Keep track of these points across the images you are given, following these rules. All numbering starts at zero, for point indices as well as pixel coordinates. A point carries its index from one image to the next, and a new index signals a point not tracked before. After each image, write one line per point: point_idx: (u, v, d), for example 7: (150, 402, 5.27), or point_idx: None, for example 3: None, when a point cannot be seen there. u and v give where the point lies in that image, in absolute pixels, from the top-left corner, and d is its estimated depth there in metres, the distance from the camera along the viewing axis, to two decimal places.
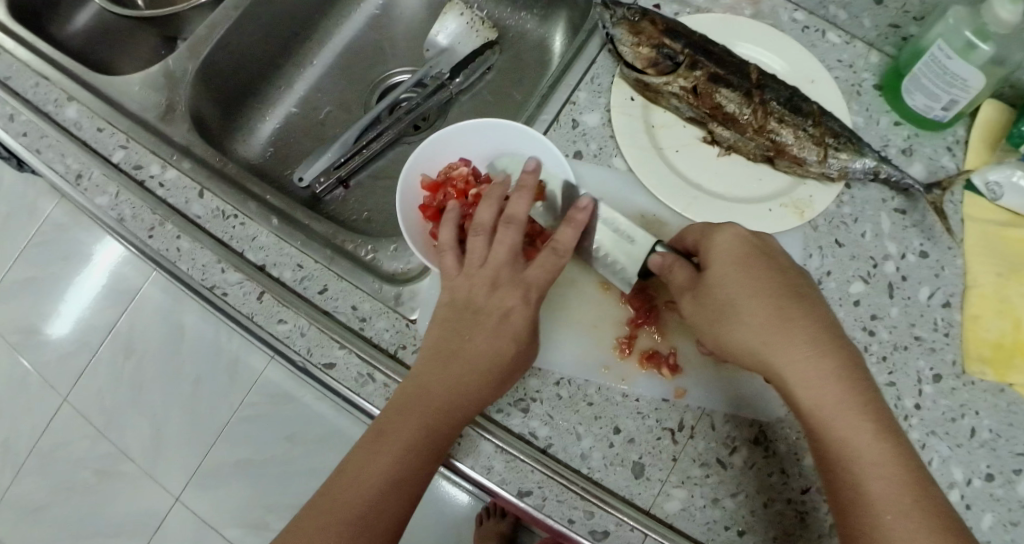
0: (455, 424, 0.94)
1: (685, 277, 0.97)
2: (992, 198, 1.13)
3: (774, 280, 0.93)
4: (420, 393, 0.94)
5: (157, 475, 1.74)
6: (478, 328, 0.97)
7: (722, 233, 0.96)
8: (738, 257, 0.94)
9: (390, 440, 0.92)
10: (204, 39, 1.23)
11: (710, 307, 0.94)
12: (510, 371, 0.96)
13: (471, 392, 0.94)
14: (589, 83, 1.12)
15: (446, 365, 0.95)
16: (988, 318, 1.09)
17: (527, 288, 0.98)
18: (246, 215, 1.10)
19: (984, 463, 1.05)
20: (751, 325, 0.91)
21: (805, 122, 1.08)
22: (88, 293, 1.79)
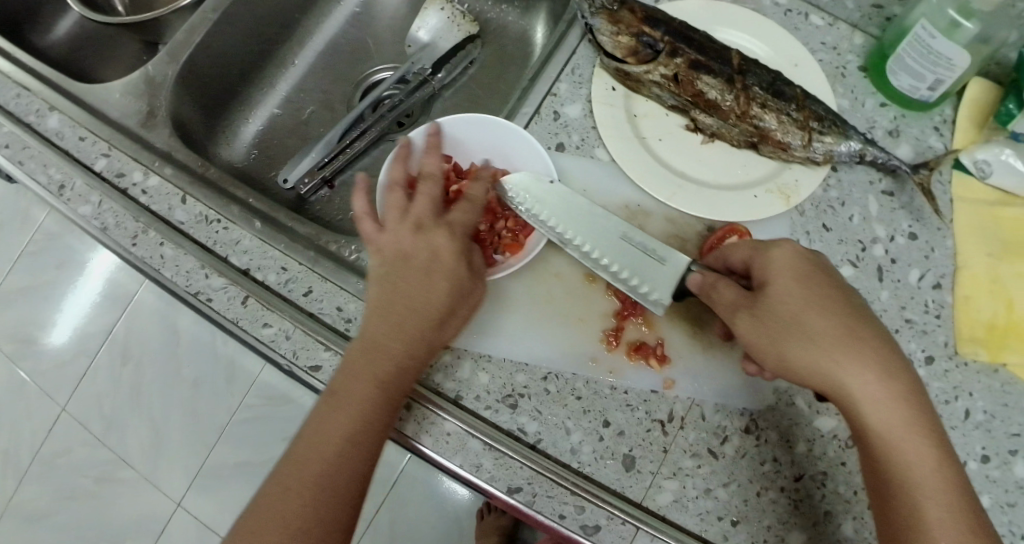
0: (403, 372, 0.93)
1: (739, 291, 0.93)
2: (982, 176, 1.12)
3: (832, 298, 0.91)
4: (370, 351, 0.93)
5: (158, 480, 1.75)
6: (411, 273, 0.97)
7: (779, 249, 0.93)
8: (803, 274, 0.91)
9: (342, 401, 0.91)
10: (183, 43, 1.22)
11: (773, 326, 0.89)
12: (449, 310, 0.96)
13: (411, 336, 0.94)
14: (570, 74, 1.10)
15: (390, 318, 0.94)
16: (980, 298, 1.08)
17: (450, 228, 1.00)
18: (229, 219, 1.09)
19: (979, 445, 1.04)
20: (824, 346, 0.88)
21: (789, 106, 1.07)
22: (91, 300, 1.79)
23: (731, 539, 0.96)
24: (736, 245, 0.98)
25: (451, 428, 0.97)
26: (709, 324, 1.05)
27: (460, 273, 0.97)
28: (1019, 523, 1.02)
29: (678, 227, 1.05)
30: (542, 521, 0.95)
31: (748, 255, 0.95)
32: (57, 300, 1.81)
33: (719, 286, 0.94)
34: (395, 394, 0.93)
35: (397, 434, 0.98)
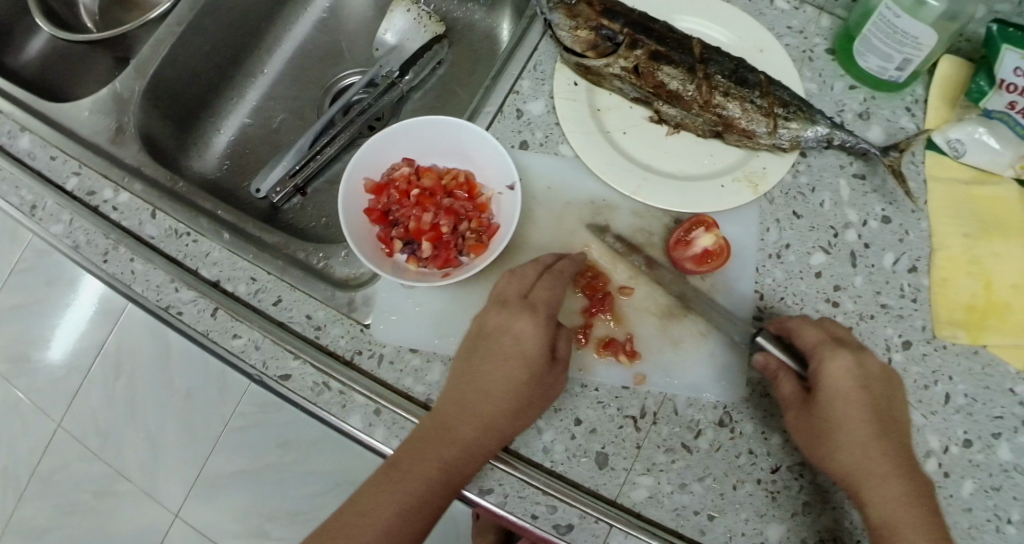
0: (469, 457, 0.91)
1: (790, 386, 0.94)
2: (956, 155, 1.10)
3: (880, 407, 0.90)
4: (441, 433, 0.91)
5: (156, 493, 1.74)
6: (491, 355, 0.94)
7: (841, 356, 0.91)
8: (850, 382, 0.90)
9: (402, 477, 0.89)
10: (150, 57, 1.21)
11: (814, 429, 0.91)
12: (527, 399, 0.92)
13: (488, 421, 0.91)
14: (533, 70, 1.10)
15: (469, 404, 0.92)
16: (958, 280, 1.06)
17: (535, 309, 0.95)
18: (198, 231, 1.09)
19: (961, 429, 1.03)
20: (852, 458, 0.89)
21: (752, 93, 1.06)
22: (83, 316, 1.76)
23: (709, 533, 0.95)
24: (806, 327, 0.94)
25: None
26: (679, 316, 1.03)
27: (544, 361, 0.93)
28: (1004, 506, 1.00)
29: (644, 220, 1.05)
30: (516, 522, 0.95)
31: (814, 347, 0.92)
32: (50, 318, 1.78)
33: (780, 375, 0.95)
34: (459, 479, 0.90)
35: (369, 440, 0.98)
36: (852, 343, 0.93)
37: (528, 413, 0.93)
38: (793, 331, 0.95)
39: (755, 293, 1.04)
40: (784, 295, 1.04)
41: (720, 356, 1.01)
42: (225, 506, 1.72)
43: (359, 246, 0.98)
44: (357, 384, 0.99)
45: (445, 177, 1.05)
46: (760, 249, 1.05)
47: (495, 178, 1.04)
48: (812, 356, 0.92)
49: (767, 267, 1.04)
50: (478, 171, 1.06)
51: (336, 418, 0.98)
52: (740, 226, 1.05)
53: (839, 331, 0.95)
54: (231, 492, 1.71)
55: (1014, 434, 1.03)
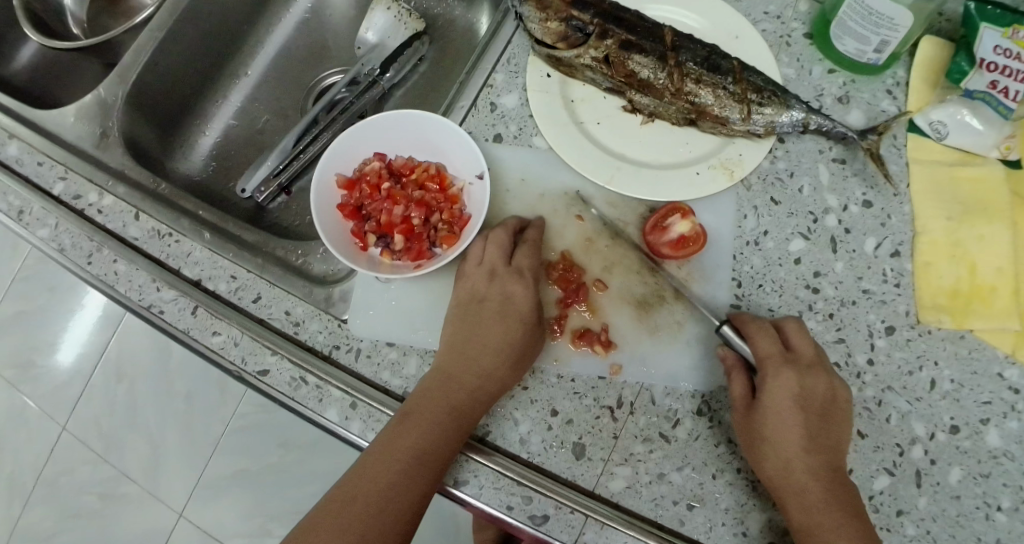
0: (475, 405, 0.94)
1: (738, 386, 0.96)
2: (937, 137, 1.08)
3: (816, 425, 0.93)
4: (444, 383, 0.95)
5: (161, 495, 1.69)
6: (483, 316, 0.99)
7: (784, 373, 0.94)
8: (788, 393, 0.94)
9: (412, 425, 0.92)
10: (132, 62, 1.22)
11: (751, 430, 0.93)
12: (523, 351, 0.96)
13: (489, 372, 0.95)
14: (506, 64, 1.09)
15: (468, 357, 0.96)
16: (941, 263, 1.04)
17: (523, 273, 1.00)
18: (180, 232, 1.10)
19: (947, 415, 1.00)
20: (778, 466, 0.91)
21: (725, 80, 1.06)
22: (90, 322, 1.78)
23: (688, 523, 0.94)
24: (762, 336, 0.96)
25: None
26: (655, 304, 1.02)
27: (535, 319, 0.98)
28: (993, 493, 0.98)
29: (619, 210, 1.05)
30: (492, 514, 0.95)
31: (765, 358, 0.95)
32: (54, 323, 1.78)
33: (734, 371, 0.97)
34: (467, 425, 0.93)
35: (346, 434, 0.98)
36: (804, 360, 0.95)
37: (526, 364, 0.96)
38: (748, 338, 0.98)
39: (733, 281, 1.03)
40: (763, 282, 1.03)
41: (695, 343, 1.01)
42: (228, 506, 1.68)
43: (331, 241, 1.00)
44: (335, 378, 1.00)
45: (415, 170, 1.06)
46: (738, 237, 1.04)
47: (465, 170, 1.05)
48: (761, 366, 0.95)
49: (745, 255, 1.04)
50: (449, 164, 1.07)
51: (314, 412, 0.99)
52: (717, 215, 1.05)
53: (799, 344, 0.97)
54: (234, 493, 1.68)
55: (1002, 419, 1.01)
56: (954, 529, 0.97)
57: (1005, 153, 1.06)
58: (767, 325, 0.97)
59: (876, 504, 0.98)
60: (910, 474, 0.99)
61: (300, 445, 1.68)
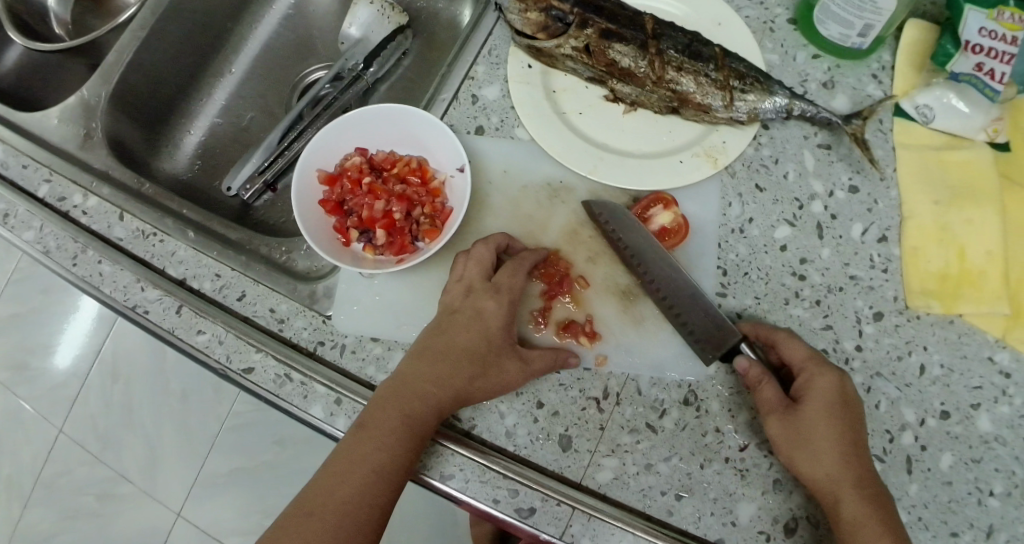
0: (432, 413, 0.93)
1: (775, 393, 0.93)
2: (925, 121, 1.07)
3: (856, 423, 0.93)
4: (404, 391, 0.93)
5: (158, 493, 1.66)
6: (448, 325, 0.97)
7: (826, 374, 0.94)
8: (831, 392, 0.93)
9: (371, 437, 0.91)
10: (114, 63, 1.22)
11: (799, 435, 0.91)
12: (484, 360, 0.95)
13: (448, 381, 0.94)
14: (488, 55, 1.09)
15: (429, 366, 0.95)
16: (929, 248, 1.03)
17: (498, 289, 0.98)
18: (164, 231, 1.10)
19: (938, 401, 1.00)
20: (832, 467, 0.90)
21: (707, 67, 1.05)
22: (87, 323, 1.75)
23: (677, 513, 0.94)
24: (791, 342, 0.96)
25: None
26: (639, 295, 1.02)
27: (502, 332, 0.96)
28: (985, 478, 0.98)
29: (603, 201, 1.05)
30: (477, 507, 0.94)
31: (800, 362, 0.95)
32: (50, 325, 1.75)
33: (762, 382, 0.93)
34: (424, 435, 0.92)
35: (331, 430, 0.98)
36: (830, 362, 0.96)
37: (488, 375, 0.94)
38: (777, 344, 0.96)
39: (718, 269, 1.02)
40: (749, 270, 1.02)
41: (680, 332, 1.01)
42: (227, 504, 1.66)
43: (313, 237, 1.00)
44: (319, 374, 0.99)
45: (397, 163, 1.06)
46: (723, 224, 1.04)
47: (447, 162, 1.04)
48: (800, 369, 0.95)
49: (730, 242, 1.03)
50: (431, 157, 1.06)
51: (299, 409, 0.98)
52: (701, 203, 1.04)
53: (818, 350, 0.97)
54: (232, 490, 1.66)
55: (993, 404, 1.00)
56: (947, 515, 0.97)
57: (993, 135, 1.05)
58: (787, 332, 0.97)
59: None
60: (901, 461, 0.98)
61: (297, 442, 1.66)
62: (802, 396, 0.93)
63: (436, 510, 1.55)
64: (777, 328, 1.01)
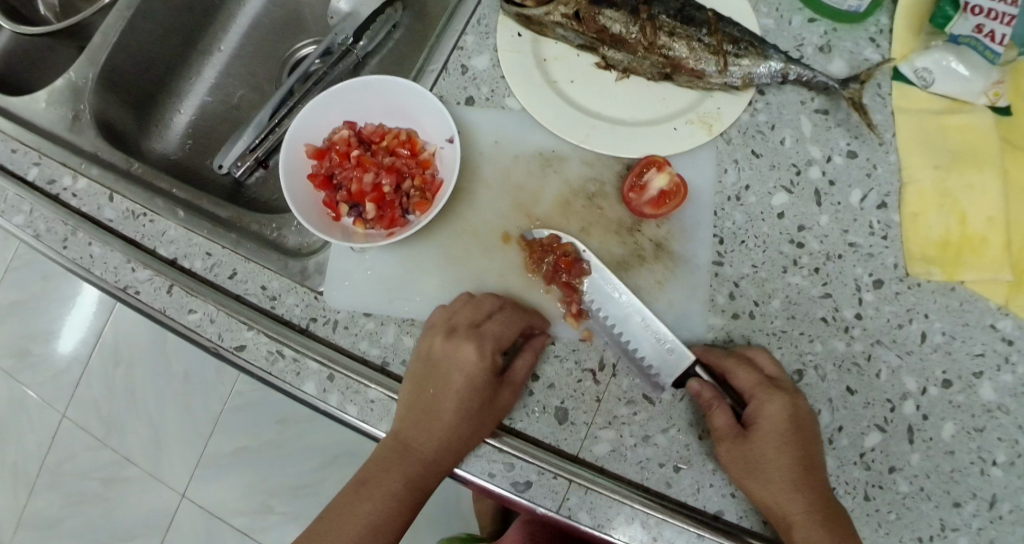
0: (430, 472, 0.93)
1: (726, 419, 0.91)
2: (924, 85, 1.04)
3: (809, 447, 0.91)
4: (401, 450, 0.93)
5: (162, 475, 1.63)
6: (440, 385, 0.94)
7: (775, 401, 0.92)
8: (784, 420, 0.91)
9: (368, 493, 0.93)
10: (101, 44, 1.20)
11: (750, 464, 0.90)
12: (480, 424, 0.92)
13: (443, 444, 0.92)
14: (476, 25, 1.07)
15: (424, 425, 0.93)
16: (930, 213, 1.01)
17: (481, 339, 0.94)
18: (154, 211, 1.07)
19: (939, 369, 0.98)
20: (782, 491, 0.90)
21: (700, 31, 1.05)
22: (89, 308, 1.71)
23: (675, 485, 0.93)
24: (742, 367, 0.94)
25: (374, 396, 0.96)
26: (634, 262, 1.01)
27: (494, 389, 0.93)
28: (988, 448, 0.96)
29: (595, 169, 1.03)
30: (474, 481, 0.94)
31: (751, 388, 0.93)
32: (52, 311, 1.72)
33: (715, 407, 0.92)
34: (422, 490, 0.94)
35: (324, 406, 0.96)
36: (785, 386, 0.94)
37: (482, 436, 0.93)
38: (731, 372, 0.94)
39: (714, 238, 1.01)
40: (746, 238, 1.01)
41: (677, 303, 1.00)
42: (231, 485, 1.61)
43: (302, 211, 1.00)
44: (311, 350, 0.98)
45: (385, 136, 1.06)
46: (718, 192, 1.02)
47: (436, 133, 1.04)
48: (750, 395, 0.93)
49: (726, 210, 1.02)
50: (420, 129, 1.06)
51: (291, 386, 0.97)
52: (697, 170, 1.03)
53: (775, 371, 0.95)
54: (237, 470, 1.61)
55: (996, 372, 0.98)
56: (949, 486, 0.95)
57: (994, 99, 1.02)
58: (740, 355, 0.95)
59: (868, 461, 0.96)
60: (902, 431, 0.96)
61: (298, 419, 1.61)
62: (752, 425, 0.92)
63: (440, 492, 1.53)
64: (776, 296, 0.99)
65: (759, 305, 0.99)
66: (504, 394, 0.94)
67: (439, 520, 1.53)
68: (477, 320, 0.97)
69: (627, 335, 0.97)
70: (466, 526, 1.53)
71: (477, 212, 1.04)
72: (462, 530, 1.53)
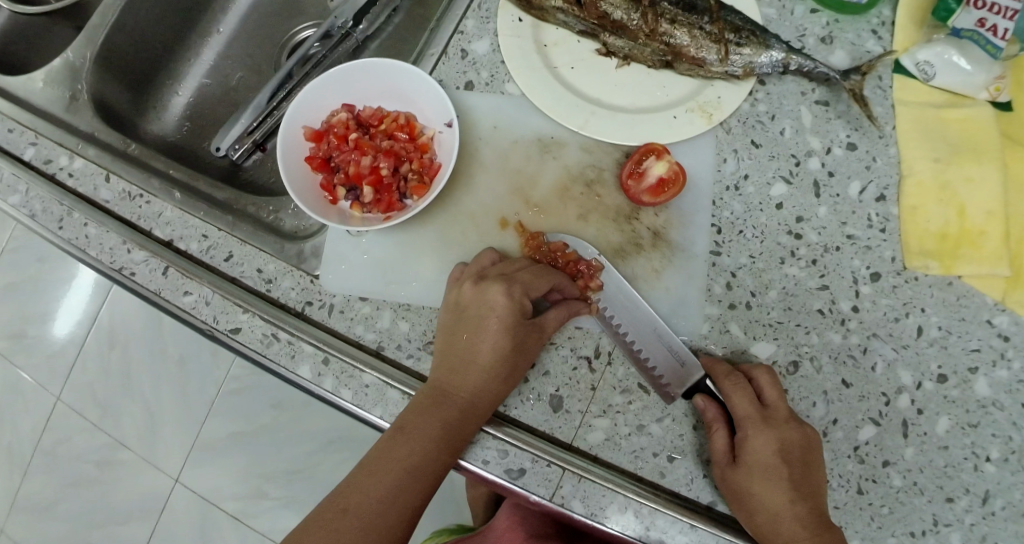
0: (467, 421, 0.92)
1: (719, 445, 0.91)
2: (925, 79, 1.03)
3: (800, 478, 0.90)
4: (437, 397, 0.92)
5: (157, 460, 1.63)
6: (473, 329, 0.95)
7: (761, 433, 0.91)
8: (772, 455, 0.90)
9: (406, 439, 0.91)
10: (99, 24, 1.20)
11: (733, 491, 0.91)
12: (513, 365, 0.93)
13: (479, 388, 0.92)
14: (476, 10, 1.06)
15: (459, 371, 0.93)
16: (929, 207, 1.01)
17: (510, 283, 0.94)
18: (151, 192, 1.06)
19: (935, 363, 0.97)
20: (765, 519, 0.90)
21: (702, 19, 1.06)
22: (85, 290, 1.70)
23: (669, 474, 0.93)
24: (738, 393, 0.92)
25: (369, 380, 0.96)
26: (631, 250, 1.01)
27: (526, 331, 0.94)
28: (982, 443, 0.96)
29: (594, 156, 1.03)
30: (470, 469, 0.94)
31: (741, 416, 0.92)
32: (47, 293, 1.71)
33: (713, 430, 0.92)
34: (460, 440, 0.91)
35: (319, 390, 0.96)
36: (779, 416, 0.92)
37: (514, 384, 0.94)
38: (728, 396, 0.93)
39: (712, 228, 1.01)
40: (743, 228, 1.01)
41: (673, 293, 1.00)
42: (224, 470, 1.61)
43: (299, 194, 1.00)
44: (307, 334, 0.98)
45: (384, 119, 1.05)
46: (717, 181, 1.02)
47: (434, 117, 1.04)
48: (739, 424, 0.92)
49: (724, 200, 1.01)
50: (419, 112, 1.06)
51: (287, 369, 0.97)
52: (695, 159, 1.02)
53: (773, 397, 0.93)
54: (231, 456, 1.61)
55: (991, 368, 0.98)
56: (942, 480, 0.95)
57: (995, 94, 1.02)
58: (740, 380, 0.93)
59: (862, 454, 0.96)
60: (897, 424, 0.96)
61: (293, 406, 1.61)
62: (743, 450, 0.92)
63: None
64: (773, 287, 0.99)
65: (756, 296, 0.99)
66: (536, 337, 0.94)
67: (434, 507, 1.54)
68: (508, 272, 0.97)
69: (638, 341, 0.96)
70: (460, 514, 1.54)
71: (473, 198, 1.03)
72: (455, 519, 1.54)
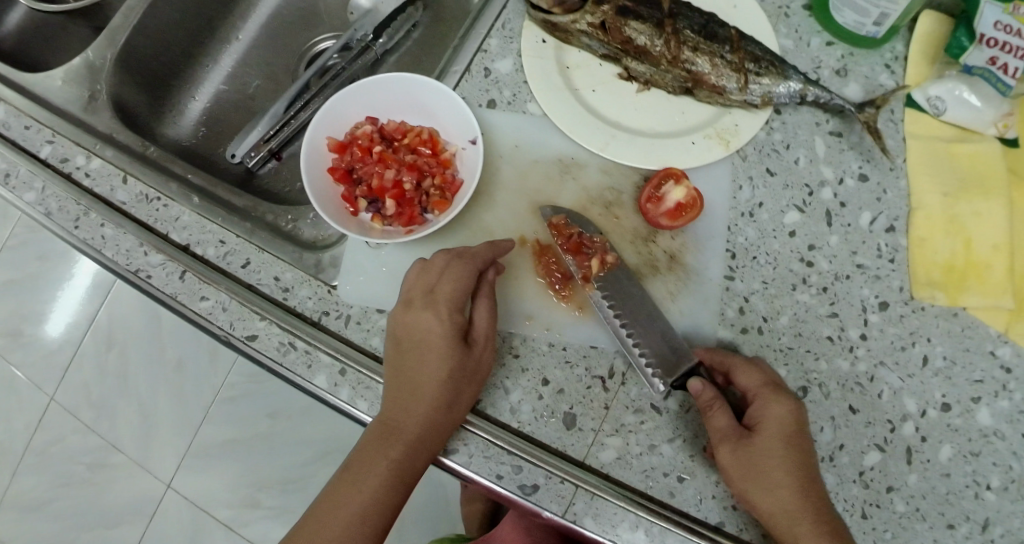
0: (419, 450, 0.91)
1: (728, 419, 0.92)
2: (936, 113, 1.06)
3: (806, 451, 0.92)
4: (386, 427, 0.92)
5: (150, 463, 1.62)
6: (413, 355, 0.94)
7: (779, 402, 0.93)
8: (787, 425, 0.92)
9: (360, 474, 0.91)
10: (121, 26, 1.21)
11: (752, 462, 0.90)
12: (455, 387, 0.93)
13: (423, 413, 0.92)
14: (501, 29, 1.09)
15: (403, 399, 0.93)
16: (937, 239, 1.03)
17: (436, 303, 0.94)
18: (169, 196, 1.06)
19: (939, 393, 0.99)
20: (779, 491, 0.89)
21: (723, 49, 1.06)
22: (83, 289, 1.69)
23: (678, 495, 0.94)
24: (746, 368, 0.95)
25: None
26: (647, 272, 1.02)
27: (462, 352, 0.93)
28: (983, 472, 0.98)
29: (613, 178, 1.05)
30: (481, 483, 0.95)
31: (753, 389, 0.94)
32: (45, 292, 1.70)
33: (714, 407, 0.92)
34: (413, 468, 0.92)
35: (335, 400, 0.97)
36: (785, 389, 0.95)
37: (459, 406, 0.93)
38: (735, 372, 0.95)
39: (727, 252, 1.03)
40: (757, 254, 1.03)
41: (686, 314, 1.01)
42: (219, 476, 1.60)
43: (321, 204, 1.00)
44: (323, 343, 0.99)
45: (407, 133, 1.06)
46: (733, 207, 1.04)
47: (458, 134, 1.06)
48: (754, 396, 0.93)
49: (739, 226, 1.03)
50: (442, 129, 1.07)
51: (302, 378, 0.98)
52: (711, 185, 1.04)
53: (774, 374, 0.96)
54: (226, 461, 1.60)
55: (993, 399, 1.00)
56: (943, 508, 0.97)
57: (1004, 130, 1.05)
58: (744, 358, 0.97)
59: (867, 480, 0.97)
60: (902, 451, 0.98)
61: (291, 415, 1.61)
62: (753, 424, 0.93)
63: (430, 491, 1.54)
64: (784, 313, 1.01)
65: (767, 320, 1.01)
66: (475, 356, 0.94)
67: (428, 519, 1.55)
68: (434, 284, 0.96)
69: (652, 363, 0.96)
70: (454, 527, 1.55)
71: (492, 214, 1.05)
72: (449, 532, 1.54)
